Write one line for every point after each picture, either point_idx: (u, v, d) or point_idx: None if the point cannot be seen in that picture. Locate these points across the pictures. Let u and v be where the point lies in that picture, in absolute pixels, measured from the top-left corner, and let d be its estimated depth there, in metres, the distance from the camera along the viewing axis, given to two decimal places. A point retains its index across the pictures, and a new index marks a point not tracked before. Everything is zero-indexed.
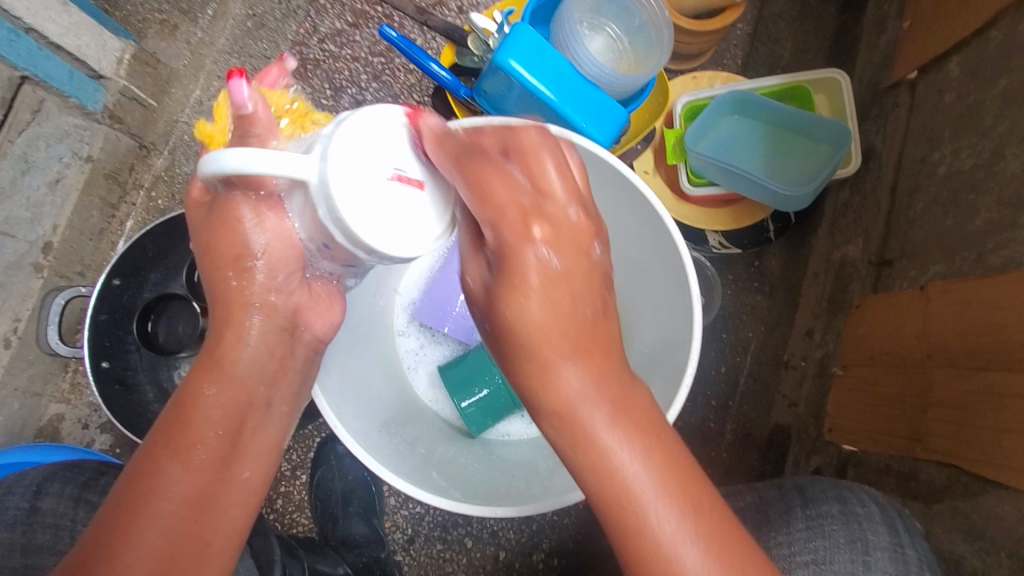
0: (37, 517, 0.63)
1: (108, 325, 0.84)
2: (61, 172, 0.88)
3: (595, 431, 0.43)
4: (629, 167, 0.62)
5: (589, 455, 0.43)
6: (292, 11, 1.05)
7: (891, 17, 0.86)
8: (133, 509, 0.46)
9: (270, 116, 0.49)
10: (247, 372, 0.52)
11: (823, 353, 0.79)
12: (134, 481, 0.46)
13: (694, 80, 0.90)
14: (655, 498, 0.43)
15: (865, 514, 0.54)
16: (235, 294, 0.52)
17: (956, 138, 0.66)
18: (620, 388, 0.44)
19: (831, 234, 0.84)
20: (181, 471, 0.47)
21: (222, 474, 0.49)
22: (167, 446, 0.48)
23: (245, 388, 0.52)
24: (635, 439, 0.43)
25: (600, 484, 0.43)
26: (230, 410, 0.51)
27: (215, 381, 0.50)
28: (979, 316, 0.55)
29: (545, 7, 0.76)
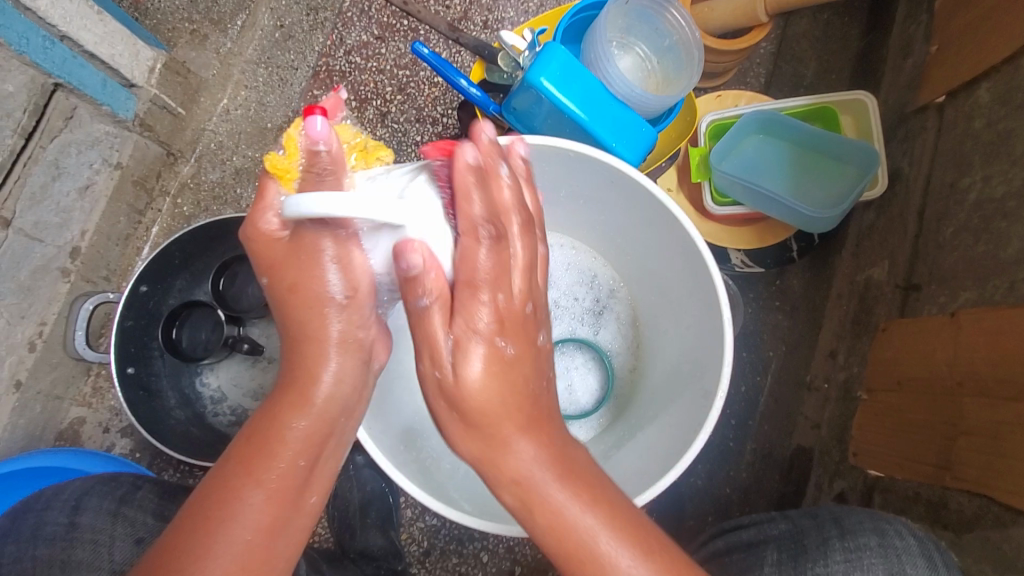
0: (78, 533, 0.63)
1: (134, 331, 0.84)
2: (90, 179, 0.89)
3: (541, 497, 0.44)
4: (663, 190, 0.62)
5: (528, 512, 0.44)
6: (319, 23, 1.07)
7: (917, 40, 0.86)
8: (210, 523, 0.46)
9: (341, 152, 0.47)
10: (333, 402, 0.51)
11: (847, 375, 0.79)
12: (214, 500, 0.46)
13: (718, 99, 0.91)
14: (609, 545, 0.44)
15: (904, 546, 0.54)
16: (320, 332, 0.50)
17: (986, 165, 0.66)
18: (563, 455, 0.46)
19: (855, 256, 0.84)
20: (259, 493, 0.47)
21: (296, 499, 0.49)
22: (248, 469, 0.48)
23: (327, 420, 0.51)
24: (579, 496, 0.44)
25: (559, 541, 0.44)
26: (311, 437, 0.50)
27: (304, 411, 0.50)
28: (1012, 345, 0.55)
29: (575, 26, 0.77)
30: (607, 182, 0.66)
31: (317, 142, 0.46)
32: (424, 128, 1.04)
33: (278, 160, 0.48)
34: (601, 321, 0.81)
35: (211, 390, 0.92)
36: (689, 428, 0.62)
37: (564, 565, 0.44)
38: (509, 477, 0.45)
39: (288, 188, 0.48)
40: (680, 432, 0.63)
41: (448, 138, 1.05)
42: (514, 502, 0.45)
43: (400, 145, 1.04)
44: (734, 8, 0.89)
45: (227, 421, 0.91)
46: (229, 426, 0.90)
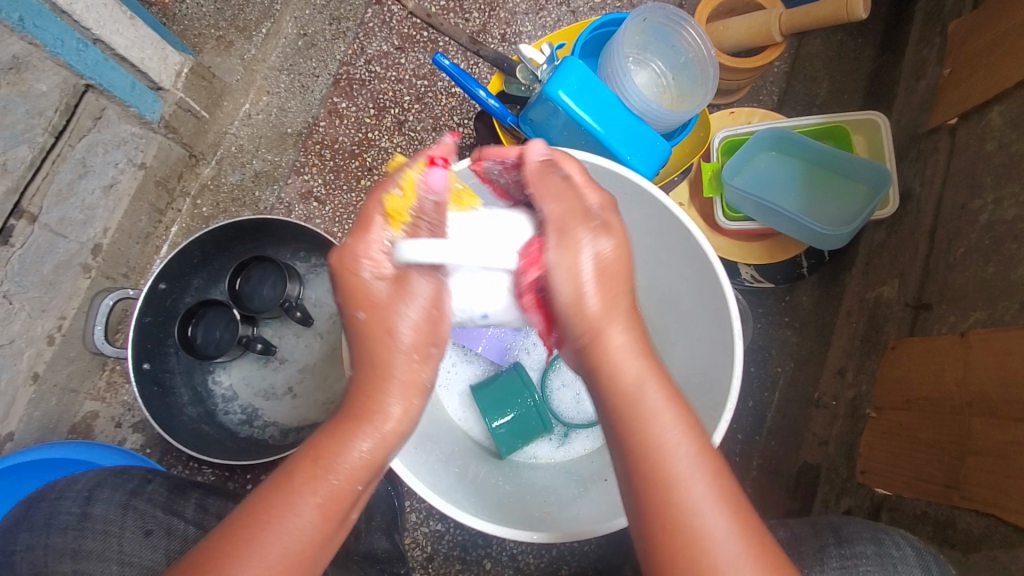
0: (89, 522, 0.64)
1: (151, 327, 0.86)
2: (115, 178, 0.91)
3: (647, 403, 0.46)
4: (678, 205, 0.63)
5: (641, 442, 0.46)
6: (341, 32, 1.09)
7: (930, 62, 0.87)
8: (264, 528, 0.46)
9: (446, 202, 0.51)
10: (397, 437, 0.50)
11: (855, 393, 0.79)
12: (269, 502, 0.47)
13: (732, 115, 0.92)
14: (699, 479, 0.45)
15: (901, 557, 0.54)
16: (388, 366, 0.49)
17: (998, 187, 0.66)
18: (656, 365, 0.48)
19: (865, 274, 0.84)
20: (311, 503, 0.47)
21: (342, 519, 0.49)
22: (305, 478, 0.47)
23: (388, 448, 0.49)
24: (686, 422, 0.46)
25: (647, 466, 0.45)
26: (370, 462, 0.49)
27: (370, 435, 0.48)
28: (1020, 365, 0.55)
29: (593, 42, 0.79)
30: (623, 194, 0.67)
31: (435, 192, 0.51)
32: (441, 137, 1.06)
33: (395, 201, 0.49)
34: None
35: (223, 388, 0.93)
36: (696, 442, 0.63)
37: (652, 488, 0.45)
38: (633, 384, 0.47)
39: (396, 229, 0.48)
40: None
41: (463, 147, 1.07)
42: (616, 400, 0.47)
43: (416, 153, 1.06)
44: (749, 27, 0.91)
45: (237, 419, 0.92)
46: (239, 425, 0.91)
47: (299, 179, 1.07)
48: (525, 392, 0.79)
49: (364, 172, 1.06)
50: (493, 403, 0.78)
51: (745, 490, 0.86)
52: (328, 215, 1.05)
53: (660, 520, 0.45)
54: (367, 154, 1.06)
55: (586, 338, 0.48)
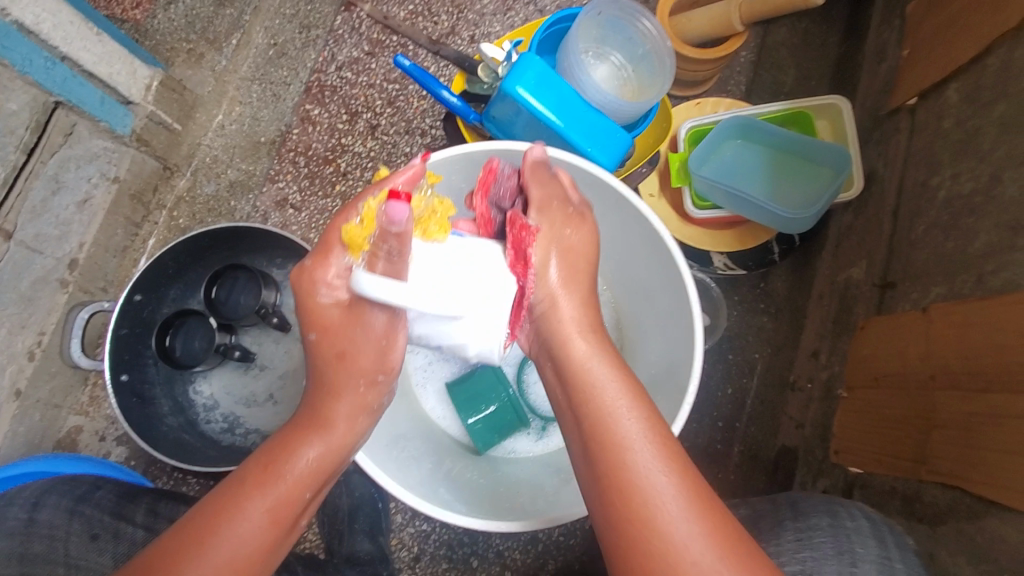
0: (34, 528, 0.67)
1: (128, 339, 0.86)
2: (89, 193, 0.92)
3: (605, 395, 0.48)
4: (635, 194, 0.64)
5: (606, 437, 0.46)
6: (311, 40, 1.11)
7: (891, 45, 0.88)
8: (215, 533, 0.47)
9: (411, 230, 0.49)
10: (342, 444, 0.54)
11: (829, 374, 0.79)
12: (216, 510, 0.48)
13: (697, 105, 0.93)
14: (651, 468, 0.44)
15: (855, 528, 0.55)
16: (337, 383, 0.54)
17: (955, 163, 0.67)
18: (625, 372, 0.50)
19: (835, 256, 0.85)
20: (260, 508, 0.49)
21: (291, 525, 0.51)
22: (255, 485, 0.50)
23: (334, 456, 0.54)
24: (638, 408, 0.48)
25: (605, 458, 0.46)
26: (318, 468, 0.52)
27: (318, 443, 0.53)
28: (980, 337, 0.55)
29: (552, 37, 0.79)
30: (583, 186, 0.68)
31: (397, 224, 0.47)
32: (413, 140, 1.07)
33: (354, 231, 0.51)
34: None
35: (204, 398, 0.93)
36: (662, 428, 0.63)
37: (603, 481, 0.45)
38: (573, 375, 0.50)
39: (355, 256, 0.51)
40: None
41: (436, 148, 1.08)
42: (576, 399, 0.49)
43: (390, 156, 1.07)
44: (711, 18, 0.92)
45: (219, 428, 0.92)
46: (221, 433, 0.92)
47: (275, 188, 1.07)
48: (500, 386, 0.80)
49: (338, 177, 1.07)
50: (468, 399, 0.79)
51: (727, 477, 0.87)
52: (304, 221, 1.06)
53: (619, 519, 0.44)
54: (341, 159, 1.07)
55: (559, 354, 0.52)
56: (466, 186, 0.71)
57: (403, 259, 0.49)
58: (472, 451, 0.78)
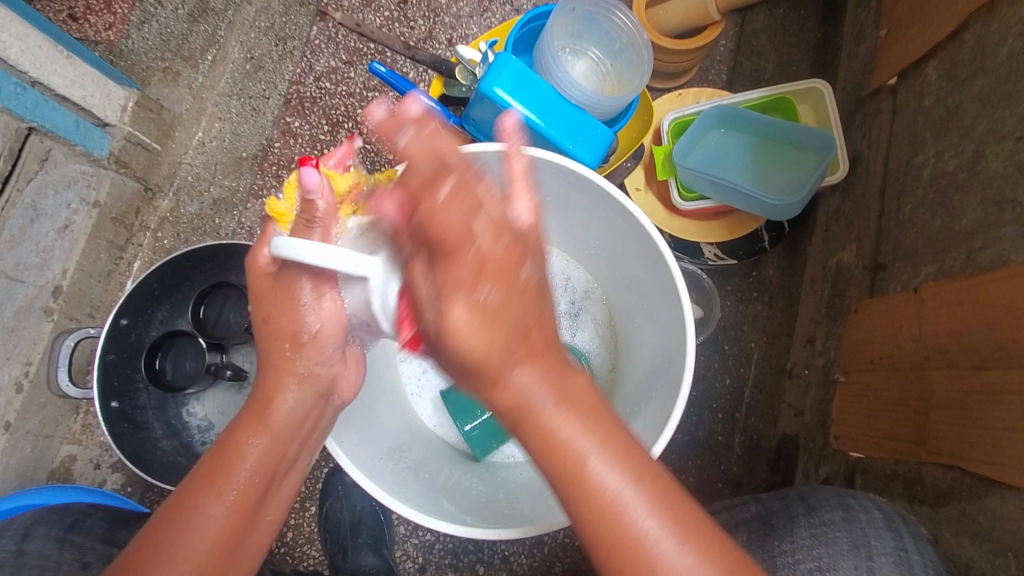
0: (25, 559, 0.66)
1: (117, 364, 0.85)
2: (69, 219, 0.90)
3: (543, 417, 0.43)
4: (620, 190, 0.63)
5: (544, 444, 0.43)
6: (288, 53, 1.10)
7: (869, 26, 0.88)
8: (178, 536, 0.50)
9: (332, 203, 0.52)
10: (286, 427, 0.57)
11: (826, 359, 0.79)
12: (177, 516, 0.51)
13: (679, 97, 0.92)
14: (607, 469, 0.43)
15: (868, 520, 0.55)
16: (287, 362, 0.57)
17: (938, 141, 0.66)
18: (567, 385, 0.44)
19: (826, 241, 0.84)
20: (221, 508, 0.52)
21: (251, 518, 0.54)
22: (212, 486, 0.52)
23: (281, 441, 0.56)
24: (588, 423, 0.43)
25: (552, 460, 0.43)
26: (269, 455, 0.55)
27: (261, 434, 0.55)
28: (973, 315, 0.55)
29: (528, 36, 0.79)
30: (567, 185, 0.66)
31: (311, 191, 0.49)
32: (396, 147, 1.07)
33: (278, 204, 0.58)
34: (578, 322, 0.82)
35: (198, 420, 0.92)
36: (657, 423, 0.62)
37: (562, 489, 0.43)
38: (505, 392, 0.43)
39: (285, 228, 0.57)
40: (654, 425, 0.63)
41: None
42: (512, 408, 0.43)
43: (373, 164, 1.06)
44: (688, 8, 0.91)
45: None
46: None
47: (258, 203, 1.10)
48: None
49: None
50: (464, 404, 0.77)
51: (730, 469, 0.86)
52: None
53: (592, 540, 0.43)
54: None
55: (482, 380, 0.43)
56: None
57: (323, 227, 0.52)
58: (471, 458, 0.77)
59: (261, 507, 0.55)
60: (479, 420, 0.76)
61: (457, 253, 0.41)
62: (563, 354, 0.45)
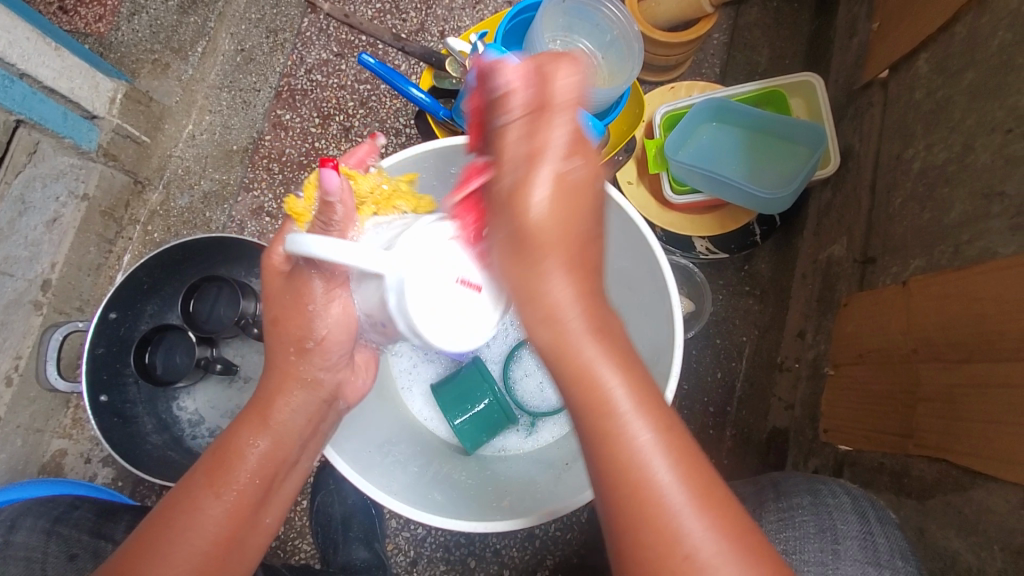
0: (10, 551, 0.68)
1: (106, 358, 0.85)
2: (57, 212, 0.90)
3: (581, 352, 0.42)
4: (609, 182, 0.63)
5: (576, 364, 0.42)
6: (279, 45, 1.09)
7: (861, 19, 0.87)
8: (175, 534, 0.50)
9: (350, 208, 0.51)
10: (288, 431, 0.56)
11: (816, 353, 0.79)
12: (176, 516, 0.51)
13: (672, 90, 0.92)
14: (632, 415, 0.43)
15: (836, 504, 0.56)
16: (290, 366, 0.57)
17: (928, 134, 0.66)
18: (603, 316, 0.43)
19: (817, 234, 0.84)
20: (220, 509, 0.52)
21: (252, 519, 0.54)
22: (211, 485, 0.52)
23: (282, 445, 0.56)
24: (625, 366, 0.43)
25: (582, 394, 0.42)
26: (271, 459, 0.55)
27: (266, 435, 0.55)
28: (959, 308, 0.55)
29: (518, 28, 0.78)
30: None
31: (330, 193, 0.49)
32: (388, 140, 1.06)
33: (296, 203, 0.56)
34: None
35: (188, 414, 0.92)
36: None
37: (583, 418, 0.43)
38: (546, 309, 0.42)
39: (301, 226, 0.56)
40: None
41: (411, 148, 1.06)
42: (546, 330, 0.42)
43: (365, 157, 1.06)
44: (680, 3, 0.90)
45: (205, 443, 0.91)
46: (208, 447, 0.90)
47: (249, 196, 1.05)
48: (485, 383, 0.78)
49: None
50: (454, 397, 0.77)
51: (720, 462, 0.86)
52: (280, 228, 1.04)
53: (625, 480, 0.42)
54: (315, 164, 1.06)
55: (525, 279, 0.42)
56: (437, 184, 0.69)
57: (341, 228, 0.51)
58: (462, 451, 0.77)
59: (262, 510, 0.55)
60: (469, 413, 0.76)
61: (555, 114, 0.41)
62: (609, 307, 0.44)
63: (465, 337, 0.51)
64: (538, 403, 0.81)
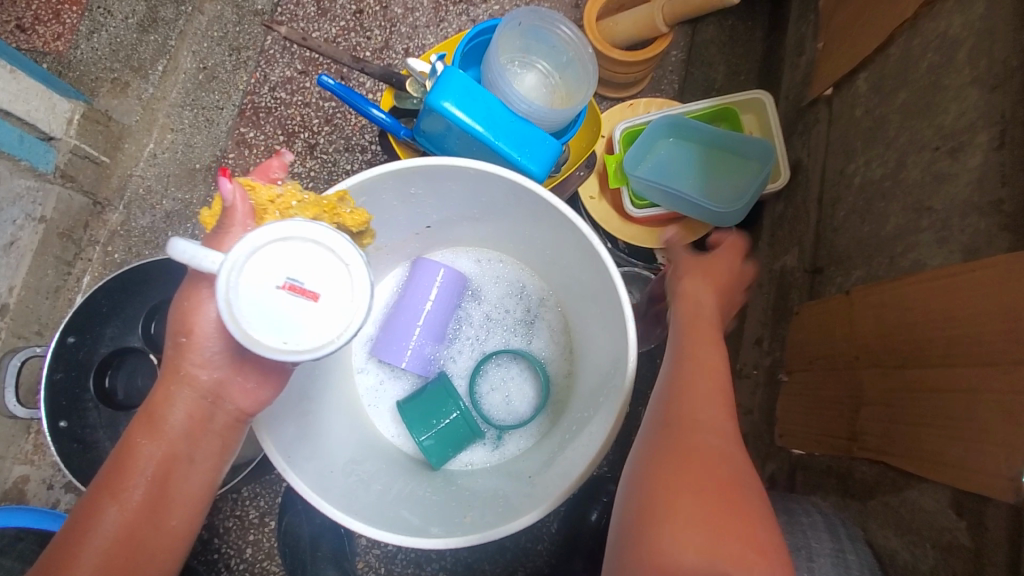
0: None
1: (64, 384, 0.83)
2: (14, 235, 0.88)
3: (700, 351, 0.55)
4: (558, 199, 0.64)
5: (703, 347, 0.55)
6: (243, 62, 1.08)
7: (808, 38, 0.91)
8: (78, 539, 0.53)
9: (245, 209, 0.55)
10: (175, 431, 0.56)
11: (771, 360, 0.81)
12: (79, 521, 0.53)
13: (631, 107, 0.95)
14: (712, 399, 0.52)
15: (810, 524, 0.58)
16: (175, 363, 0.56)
17: (867, 151, 0.69)
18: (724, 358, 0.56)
19: (771, 245, 0.87)
20: (115, 511, 0.54)
21: (155, 520, 0.55)
22: (107, 489, 0.54)
23: (175, 445, 0.56)
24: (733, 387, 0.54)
25: (696, 363, 0.54)
26: (162, 463, 0.56)
27: (152, 437, 0.56)
28: (894, 316, 0.58)
29: (477, 50, 0.79)
30: (513, 198, 0.67)
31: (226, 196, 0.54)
32: (354, 157, 1.06)
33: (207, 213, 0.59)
34: (534, 329, 0.83)
35: None
36: (601, 428, 0.64)
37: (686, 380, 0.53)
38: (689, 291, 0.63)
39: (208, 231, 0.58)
40: (600, 430, 0.64)
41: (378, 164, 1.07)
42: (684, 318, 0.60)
43: (331, 175, 1.06)
44: (637, 20, 0.94)
45: None
46: None
47: None
48: (450, 400, 0.78)
49: None
50: (419, 413, 0.78)
51: None
52: None
53: (688, 427, 0.50)
54: None
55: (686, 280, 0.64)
56: (397, 205, 0.70)
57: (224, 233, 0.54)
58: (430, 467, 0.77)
59: (166, 511, 0.56)
60: (434, 429, 0.77)
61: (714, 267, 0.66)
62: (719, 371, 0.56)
63: (314, 340, 0.51)
64: (507, 416, 0.82)
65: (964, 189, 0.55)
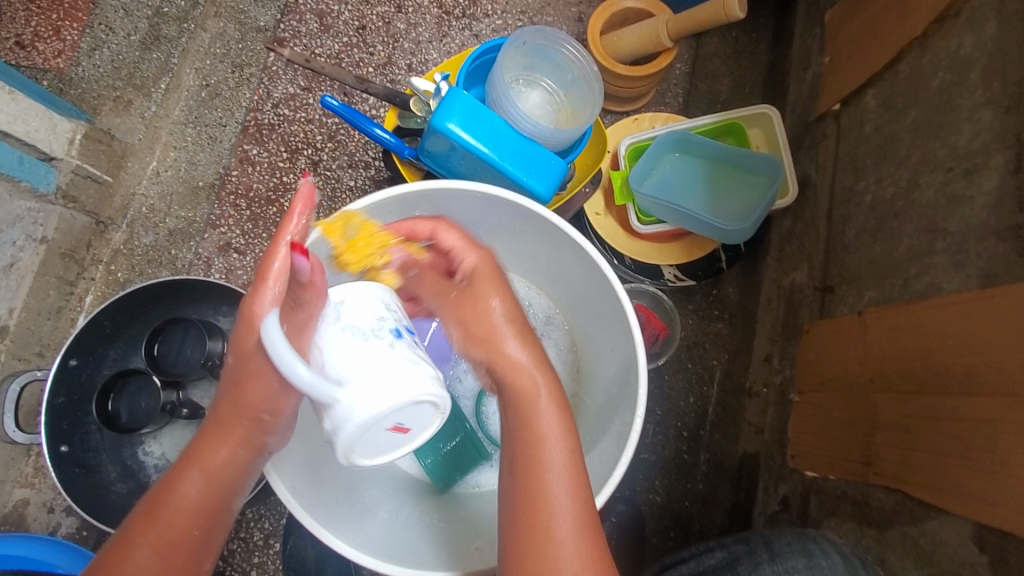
0: None
1: (66, 408, 0.82)
2: (15, 256, 0.87)
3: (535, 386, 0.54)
4: (558, 216, 0.64)
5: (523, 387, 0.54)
6: (245, 79, 1.08)
7: (814, 51, 0.91)
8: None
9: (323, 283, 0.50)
10: (220, 475, 0.57)
11: (782, 379, 0.80)
12: (108, 562, 0.53)
13: (635, 122, 0.94)
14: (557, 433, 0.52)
15: (830, 566, 0.56)
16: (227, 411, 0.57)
17: (878, 168, 0.68)
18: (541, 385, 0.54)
19: (779, 261, 0.86)
20: (149, 555, 0.53)
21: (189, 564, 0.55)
22: (144, 529, 0.54)
23: (218, 488, 0.57)
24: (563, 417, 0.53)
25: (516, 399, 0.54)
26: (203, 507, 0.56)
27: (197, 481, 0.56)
28: (910, 341, 0.56)
29: (481, 68, 0.79)
30: (521, 220, 0.67)
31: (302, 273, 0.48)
32: (357, 173, 1.06)
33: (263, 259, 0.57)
34: None
35: (155, 458, 0.88)
36: (615, 452, 0.62)
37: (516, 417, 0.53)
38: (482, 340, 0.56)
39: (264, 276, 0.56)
40: (611, 456, 0.63)
41: (381, 181, 1.07)
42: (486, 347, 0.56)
43: (334, 192, 1.05)
44: (643, 34, 0.93)
45: None
46: None
47: (216, 233, 1.03)
48: (456, 422, 0.79)
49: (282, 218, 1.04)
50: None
51: (695, 486, 0.89)
52: (249, 265, 1.03)
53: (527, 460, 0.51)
54: (284, 199, 1.05)
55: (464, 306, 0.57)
56: None
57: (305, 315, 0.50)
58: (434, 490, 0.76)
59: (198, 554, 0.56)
60: (439, 451, 0.77)
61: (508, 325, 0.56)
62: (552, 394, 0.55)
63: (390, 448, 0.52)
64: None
65: (981, 212, 0.54)
